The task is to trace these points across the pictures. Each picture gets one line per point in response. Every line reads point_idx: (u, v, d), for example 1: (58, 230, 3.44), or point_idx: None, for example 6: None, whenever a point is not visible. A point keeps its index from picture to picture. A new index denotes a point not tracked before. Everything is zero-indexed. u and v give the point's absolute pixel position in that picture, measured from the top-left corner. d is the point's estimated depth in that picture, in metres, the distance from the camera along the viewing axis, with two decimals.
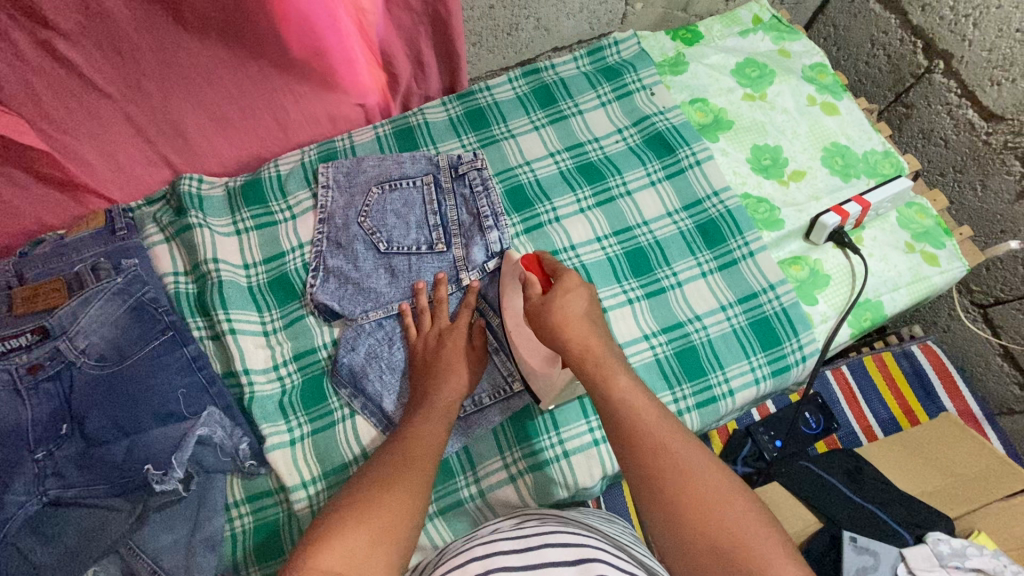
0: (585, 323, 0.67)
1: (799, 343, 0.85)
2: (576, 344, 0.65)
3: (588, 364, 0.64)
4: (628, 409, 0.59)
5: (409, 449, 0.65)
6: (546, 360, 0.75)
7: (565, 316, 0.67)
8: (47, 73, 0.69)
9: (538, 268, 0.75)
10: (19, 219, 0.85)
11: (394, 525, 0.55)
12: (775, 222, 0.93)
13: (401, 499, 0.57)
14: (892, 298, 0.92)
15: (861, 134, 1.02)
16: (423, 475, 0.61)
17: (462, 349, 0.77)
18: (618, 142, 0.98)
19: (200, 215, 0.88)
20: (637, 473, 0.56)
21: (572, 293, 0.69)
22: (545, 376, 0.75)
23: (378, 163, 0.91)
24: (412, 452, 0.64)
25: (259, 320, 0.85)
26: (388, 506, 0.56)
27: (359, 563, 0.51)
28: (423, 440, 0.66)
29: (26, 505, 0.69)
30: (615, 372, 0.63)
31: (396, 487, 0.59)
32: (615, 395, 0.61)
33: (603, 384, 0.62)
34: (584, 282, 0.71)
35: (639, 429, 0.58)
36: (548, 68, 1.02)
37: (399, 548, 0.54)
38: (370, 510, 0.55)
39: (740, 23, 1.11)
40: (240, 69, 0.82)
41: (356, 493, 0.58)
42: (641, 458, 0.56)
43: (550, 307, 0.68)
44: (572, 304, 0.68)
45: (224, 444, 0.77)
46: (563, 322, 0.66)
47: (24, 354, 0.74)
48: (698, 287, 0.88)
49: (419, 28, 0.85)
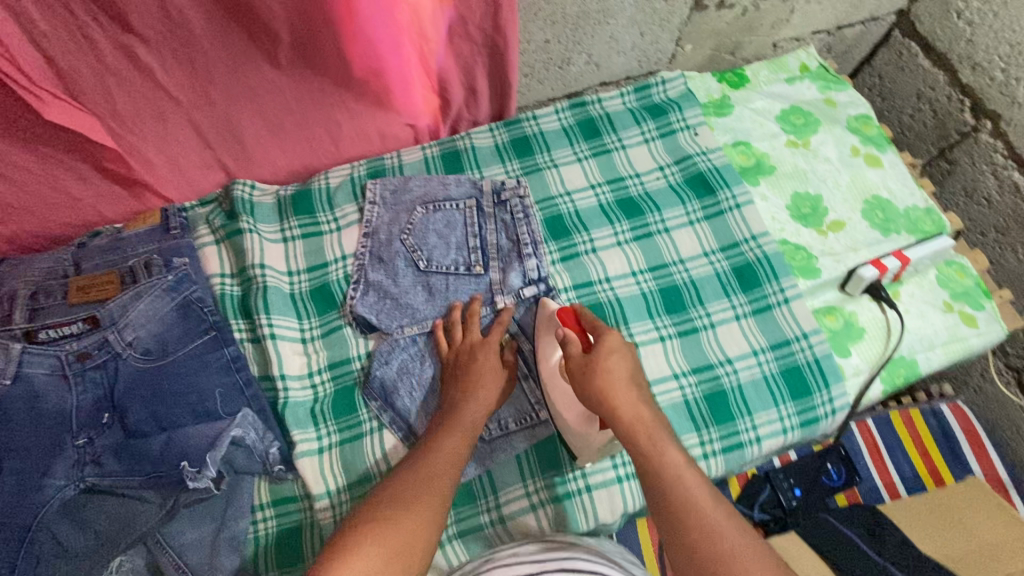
0: (632, 388, 0.69)
1: (830, 395, 0.85)
2: (626, 414, 0.67)
3: (638, 434, 0.66)
4: (674, 478, 0.62)
5: (433, 463, 0.66)
6: (583, 418, 0.75)
7: (610, 377, 0.69)
8: (122, 75, 0.74)
9: (576, 323, 0.77)
10: (81, 211, 0.89)
11: (412, 543, 0.57)
12: (811, 270, 0.93)
13: (418, 515, 0.59)
14: (927, 357, 0.91)
15: (904, 189, 1.02)
16: (441, 497, 0.63)
17: (493, 366, 0.78)
18: (659, 179, 0.99)
19: (251, 221, 0.90)
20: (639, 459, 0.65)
21: (616, 353, 0.72)
22: (581, 435, 0.75)
23: (424, 183, 0.93)
24: (432, 468, 0.65)
25: (298, 327, 0.87)
26: (408, 522, 0.58)
27: None
28: (443, 456, 0.67)
29: (63, 489, 0.71)
30: (668, 446, 0.65)
31: (417, 503, 0.60)
32: (664, 468, 0.63)
33: (652, 452, 0.64)
34: (625, 342, 0.74)
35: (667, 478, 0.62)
36: (595, 102, 1.04)
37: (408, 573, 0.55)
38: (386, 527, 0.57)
39: (787, 69, 1.12)
40: (302, 84, 0.85)
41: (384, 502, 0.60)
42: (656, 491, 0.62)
43: (595, 365, 0.70)
44: (617, 365, 0.71)
45: (256, 446, 0.77)
46: (610, 387, 0.69)
47: (74, 342, 0.78)
48: (731, 330, 0.88)
49: (476, 58, 0.87)
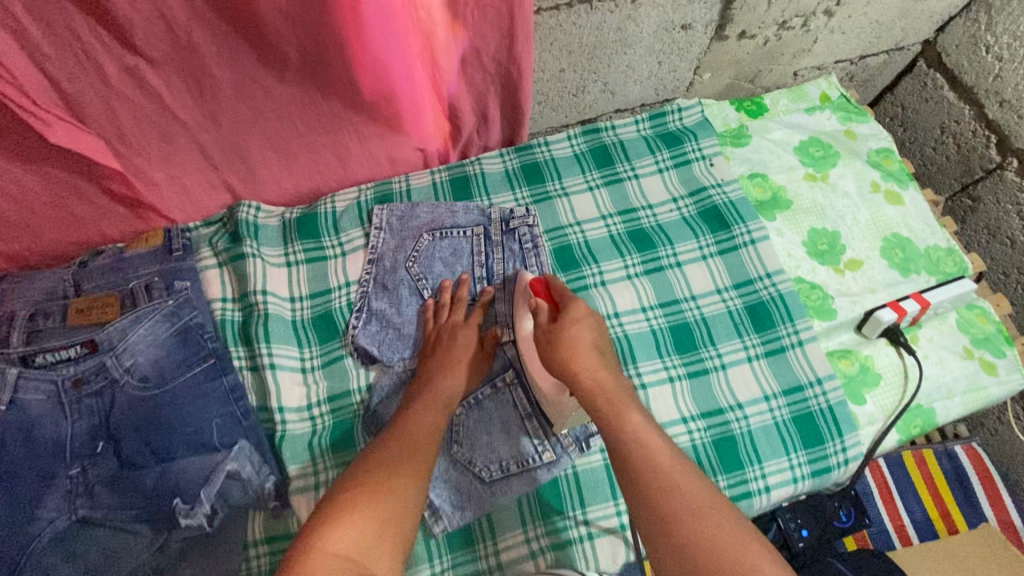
0: (594, 356, 0.71)
1: (843, 444, 0.82)
2: (587, 382, 0.69)
3: (600, 400, 0.67)
4: (636, 443, 0.62)
5: (410, 434, 0.68)
6: (556, 387, 0.77)
7: (573, 346, 0.72)
8: (128, 97, 0.72)
9: (547, 295, 0.80)
10: (84, 230, 0.88)
11: (397, 513, 0.59)
12: (827, 311, 0.91)
13: (400, 487, 0.61)
14: (945, 406, 0.88)
15: (925, 227, 0.99)
16: (422, 467, 0.65)
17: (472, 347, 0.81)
18: (672, 212, 0.96)
19: (254, 244, 0.89)
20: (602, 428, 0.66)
21: (581, 323, 0.74)
22: (554, 403, 0.77)
23: (431, 210, 0.91)
24: (413, 442, 0.68)
25: (299, 355, 0.85)
26: (392, 493, 0.60)
27: (361, 549, 0.54)
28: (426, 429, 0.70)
29: (55, 522, 0.70)
30: (629, 409, 0.66)
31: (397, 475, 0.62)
32: (626, 430, 0.64)
33: (614, 419, 0.65)
34: (592, 312, 0.76)
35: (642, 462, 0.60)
36: (608, 129, 1.02)
37: (397, 541, 0.57)
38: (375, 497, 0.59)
39: (807, 99, 1.09)
40: (310, 108, 0.83)
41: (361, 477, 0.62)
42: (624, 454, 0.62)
43: (560, 336, 0.73)
44: (581, 334, 0.73)
45: (251, 480, 0.76)
46: (573, 357, 0.71)
47: (71, 366, 0.77)
48: (743, 373, 0.86)
49: (488, 87, 0.85)
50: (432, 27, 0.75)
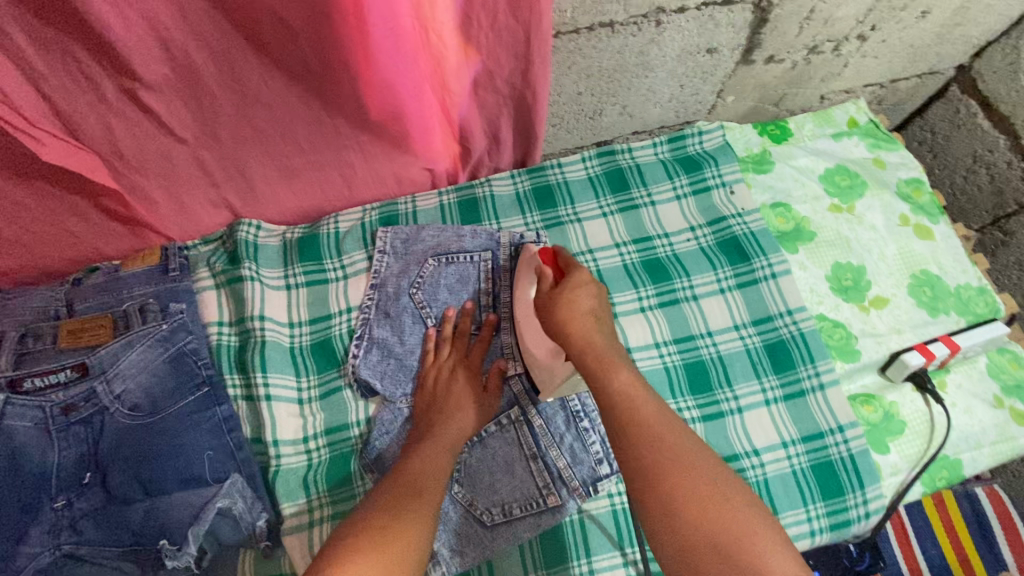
0: (590, 319, 0.68)
1: (864, 496, 0.78)
2: (580, 341, 0.66)
3: (590, 360, 0.64)
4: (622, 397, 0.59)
5: (417, 476, 0.66)
6: (552, 354, 0.74)
7: (572, 311, 0.68)
8: (126, 116, 0.69)
9: (553, 262, 0.76)
10: (79, 247, 0.85)
11: (408, 555, 0.56)
12: (851, 353, 0.86)
13: (410, 531, 0.58)
14: (973, 457, 0.84)
15: (956, 264, 0.94)
16: (428, 509, 0.62)
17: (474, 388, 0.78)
18: (689, 241, 0.92)
19: (253, 266, 0.86)
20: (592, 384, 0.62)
21: (583, 289, 0.71)
22: (546, 368, 0.74)
23: (437, 234, 0.88)
24: (418, 484, 0.65)
25: (296, 385, 0.82)
26: (399, 536, 0.57)
27: None
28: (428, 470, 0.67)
29: (38, 557, 0.68)
30: (617, 366, 0.62)
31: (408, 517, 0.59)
32: (614, 389, 0.60)
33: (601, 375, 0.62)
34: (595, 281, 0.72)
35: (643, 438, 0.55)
36: (624, 151, 0.98)
37: None
38: (384, 539, 0.56)
39: (833, 123, 1.04)
40: (315, 127, 0.79)
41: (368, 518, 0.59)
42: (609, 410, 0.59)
43: (560, 297, 0.70)
44: (581, 300, 0.70)
45: (243, 517, 0.72)
46: (569, 318, 0.68)
47: (60, 392, 0.74)
48: (760, 417, 0.82)
49: (501, 110, 0.82)
50: (444, 50, 0.71)
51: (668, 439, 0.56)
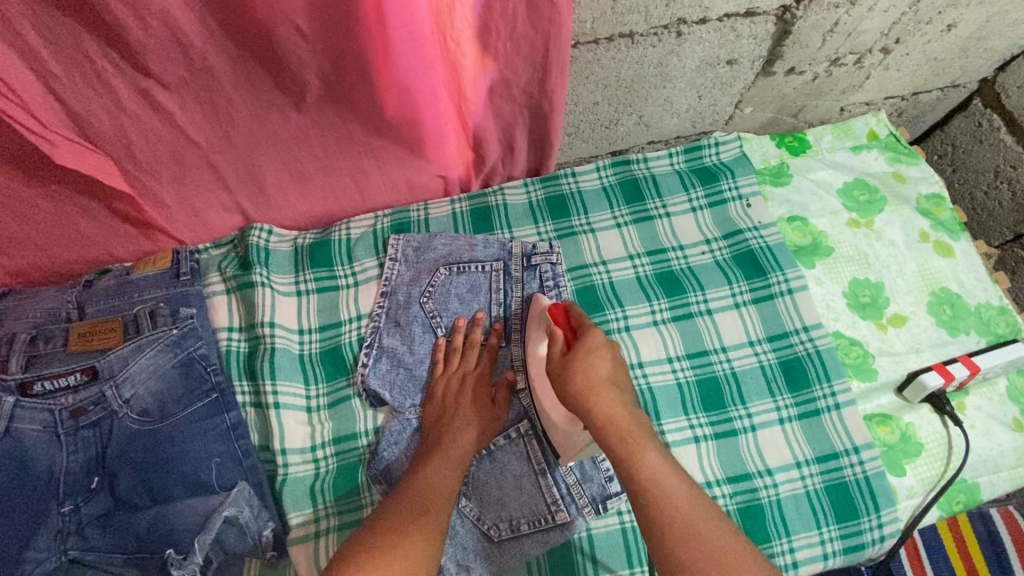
0: (609, 388, 0.66)
1: (880, 520, 0.76)
2: (600, 415, 0.64)
3: (610, 434, 0.63)
4: (596, 396, 0.65)
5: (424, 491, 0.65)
6: (569, 418, 0.71)
7: (588, 378, 0.67)
8: (141, 119, 0.69)
9: (565, 322, 0.74)
10: (92, 248, 0.85)
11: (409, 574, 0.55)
12: (867, 372, 0.85)
13: (413, 549, 0.57)
14: (991, 481, 0.82)
15: (976, 282, 0.92)
16: (432, 528, 0.60)
17: (483, 400, 0.77)
18: (704, 254, 0.91)
19: (264, 272, 0.86)
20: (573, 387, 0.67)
21: (597, 353, 0.69)
22: (564, 433, 0.72)
23: (448, 243, 0.87)
24: (421, 501, 0.64)
25: (305, 393, 0.81)
26: (398, 558, 0.56)
27: None
28: (434, 487, 0.66)
29: (44, 562, 0.68)
30: (644, 447, 0.61)
31: (412, 534, 0.59)
32: (643, 475, 0.59)
33: (626, 456, 0.61)
34: (609, 341, 0.71)
35: (659, 501, 0.57)
36: (640, 161, 0.97)
37: None
38: (382, 560, 0.55)
39: (853, 136, 1.03)
40: (329, 132, 0.79)
41: (372, 537, 0.58)
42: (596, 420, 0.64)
43: (574, 365, 0.68)
44: (597, 365, 0.68)
45: (249, 526, 0.72)
46: (587, 387, 0.66)
47: (69, 396, 0.73)
48: (774, 436, 0.80)
49: (517, 118, 0.81)
50: (461, 58, 0.70)
51: (683, 503, 0.57)
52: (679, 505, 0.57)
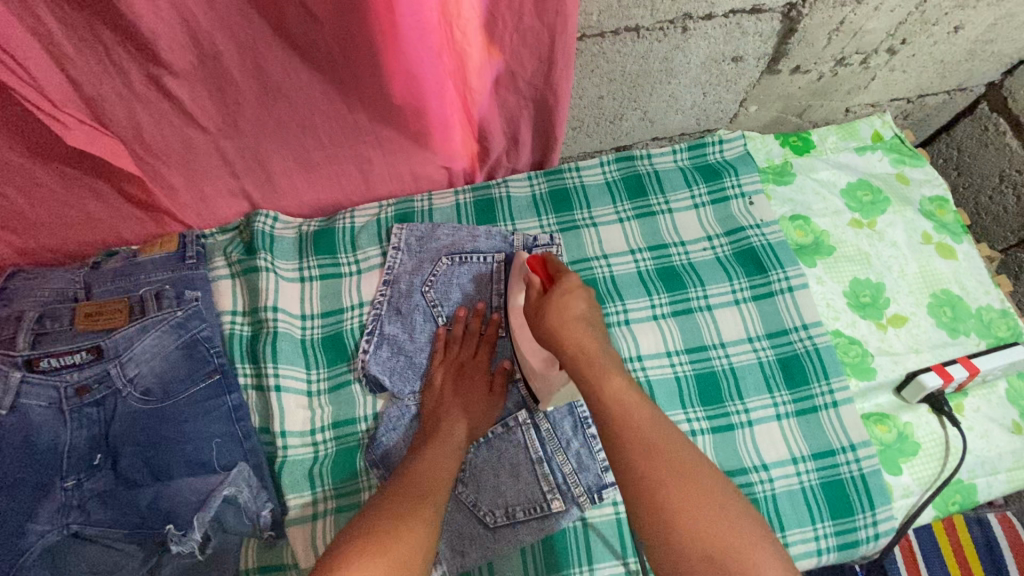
0: (582, 323, 0.66)
1: (875, 518, 0.76)
2: (572, 346, 0.64)
3: (581, 365, 0.62)
4: (568, 337, 0.65)
5: (425, 477, 0.66)
6: (546, 362, 0.74)
7: (562, 315, 0.67)
8: (151, 103, 0.69)
9: (542, 268, 0.74)
10: (100, 231, 0.86)
11: (412, 556, 0.55)
12: (866, 371, 0.85)
13: (415, 534, 0.57)
14: (988, 483, 0.82)
15: (978, 285, 0.92)
16: (434, 512, 0.61)
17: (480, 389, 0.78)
18: (706, 251, 0.91)
19: (269, 257, 0.87)
20: (548, 328, 0.67)
21: (574, 292, 0.69)
22: (542, 376, 0.74)
23: (452, 233, 0.88)
24: (422, 486, 0.64)
25: (306, 377, 0.83)
26: (402, 540, 0.56)
27: None
28: (433, 473, 0.66)
29: (46, 535, 0.68)
30: (611, 373, 0.60)
31: (413, 517, 0.59)
32: (608, 396, 0.58)
33: (594, 385, 0.59)
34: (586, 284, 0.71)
35: (626, 422, 0.55)
36: (643, 157, 0.97)
37: None
38: (386, 540, 0.55)
39: (858, 137, 1.03)
40: (336, 120, 0.79)
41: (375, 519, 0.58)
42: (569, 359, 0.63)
43: (549, 302, 0.69)
44: (572, 304, 0.68)
45: (248, 506, 0.73)
46: (560, 324, 0.66)
47: (74, 373, 0.75)
48: (770, 431, 0.80)
49: (522, 110, 0.81)
50: (467, 48, 0.71)
51: (649, 430, 0.55)
52: (655, 443, 0.54)
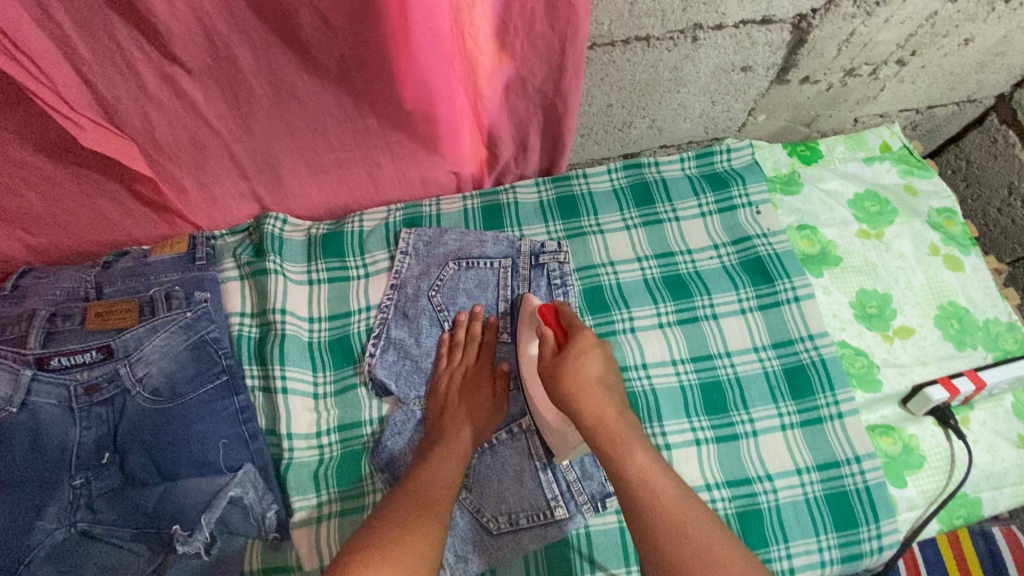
0: (598, 388, 0.68)
1: (879, 530, 0.76)
2: (590, 415, 0.66)
3: (602, 437, 0.64)
4: (583, 403, 0.67)
5: (429, 487, 0.66)
6: (561, 417, 0.74)
7: (578, 380, 0.68)
8: (164, 105, 0.70)
9: (554, 320, 0.75)
10: (111, 230, 0.87)
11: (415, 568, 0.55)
12: (871, 382, 0.85)
13: (419, 549, 0.57)
14: (993, 497, 0.82)
15: (985, 298, 0.92)
16: (439, 520, 0.62)
17: (483, 395, 0.79)
18: (712, 259, 0.91)
19: (278, 260, 0.87)
20: (565, 395, 0.68)
21: (588, 354, 0.71)
22: (558, 432, 0.73)
23: (459, 238, 0.88)
24: (427, 495, 0.64)
25: (312, 380, 0.83)
26: (407, 551, 0.56)
27: None
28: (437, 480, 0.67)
29: (53, 533, 0.69)
30: (633, 448, 0.63)
31: (417, 533, 0.59)
32: (631, 472, 0.61)
33: (615, 457, 0.62)
34: (599, 342, 0.73)
35: (653, 506, 0.59)
36: (651, 165, 0.97)
37: None
38: (391, 550, 0.56)
39: (866, 147, 1.02)
40: (346, 124, 0.80)
41: (381, 524, 0.59)
42: (589, 429, 0.65)
43: (566, 366, 0.69)
44: (587, 366, 0.70)
45: (253, 507, 0.73)
46: (579, 390, 0.67)
47: (84, 372, 0.75)
48: (775, 442, 0.80)
49: (531, 117, 0.82)
50: (479, 55, 0.71)
51: (674, 508, 0.58)
52: (680, 525, 0.57)
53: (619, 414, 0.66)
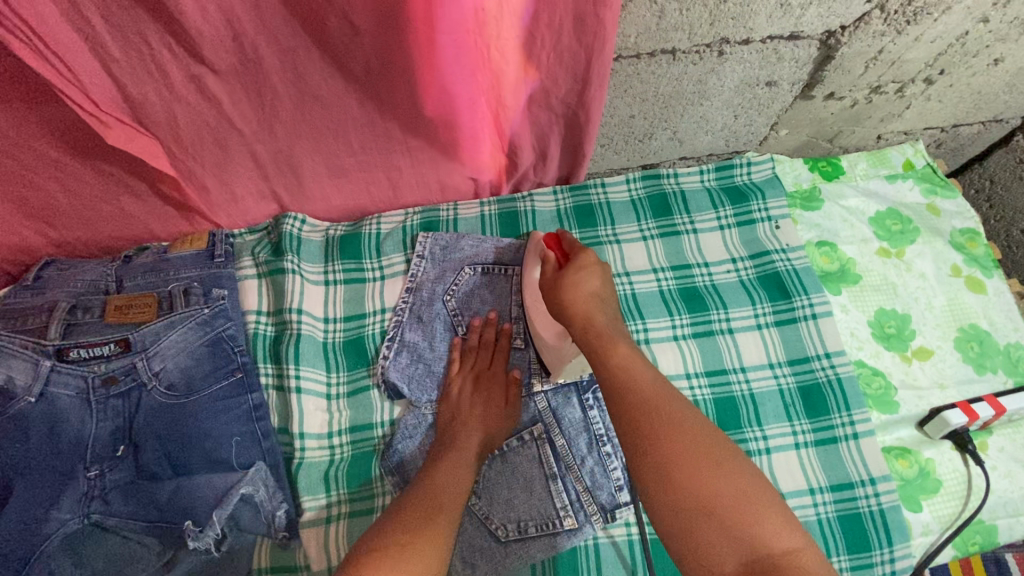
0: (594, 301, 0.69)
1: (892, 553, 0.75)
2: (581, 318, 0.67)
3: (590, 336, 0.65)
4: (578, 308, 0.68)
5: (435, 492, 0.65)
6: (559, 335, 0.76)
7: (576, 290, 0.69)
8: (189, 104, 0.71)
9: (557, 245, 0.77)
10: (133, 226, 0.88)
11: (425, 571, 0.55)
12: (888, 404, 0.84)
13: (426, 552, 0.56)
14: (1010, 525, 0.80)
15: (1008, 321, 0.90)
16: (448, 526, 0.61)
17: (495, 400, 0.78)
18: (729, 273, 0.91)
19: (295, 260, 0.88)
20: (561, 300, 0.70)
21: (587, 271, 0.71)
22: (555, 349, 0.77)
23: (475, 244, 0.88)
24: (438, 502, 0.64)
25: (326, 380, 0.83)
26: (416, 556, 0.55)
27: None
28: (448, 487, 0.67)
29: (67, 523, 0.70)
30: (617, 343, 0.63)
31: (421, 536, 0.58)
32: (614, 362, 0.61)
33: (601, 352, 0.63)
34: (600, 261, 0.73)
35: (626, 386, 0.58)
36: (670, 176, 0.97)
37: None
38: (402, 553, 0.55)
39: (888, 164, 1.01)
40: (368, 128, 0.80)
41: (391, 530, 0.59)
42: (581, 328, 0.67)
43: (564, 279, 0.71)
44: (584, 281, 0.71)
45: (264, 505, 0.74)
46: (574, 300, 0.69)
47: (102, 364, 0.76)
48: (788, 460, 0.80)
49: (552, 127, 0.82)
50: (504, 67, 0.71)
51: (646, 387, 0.58)
52: (652, 399, 0.57)
53: (609, 319, 0.68)
